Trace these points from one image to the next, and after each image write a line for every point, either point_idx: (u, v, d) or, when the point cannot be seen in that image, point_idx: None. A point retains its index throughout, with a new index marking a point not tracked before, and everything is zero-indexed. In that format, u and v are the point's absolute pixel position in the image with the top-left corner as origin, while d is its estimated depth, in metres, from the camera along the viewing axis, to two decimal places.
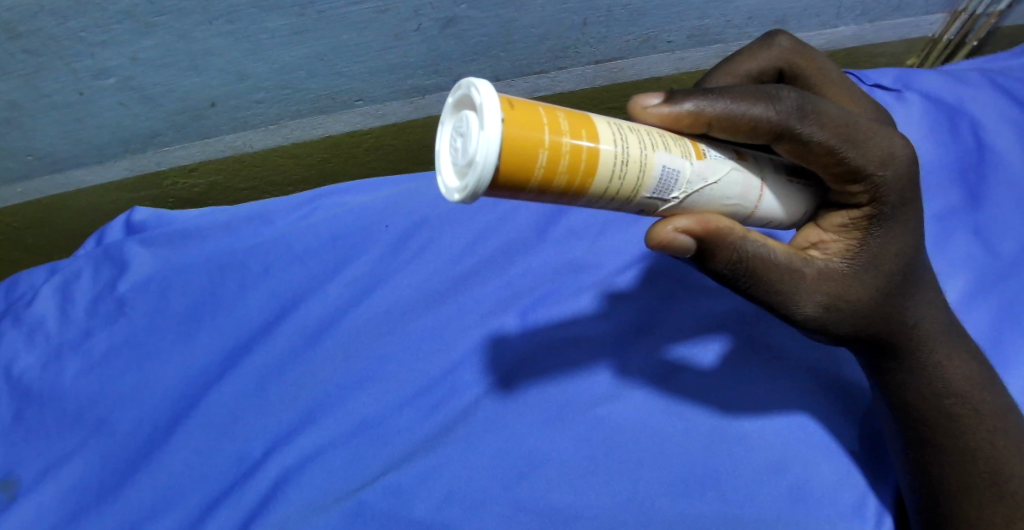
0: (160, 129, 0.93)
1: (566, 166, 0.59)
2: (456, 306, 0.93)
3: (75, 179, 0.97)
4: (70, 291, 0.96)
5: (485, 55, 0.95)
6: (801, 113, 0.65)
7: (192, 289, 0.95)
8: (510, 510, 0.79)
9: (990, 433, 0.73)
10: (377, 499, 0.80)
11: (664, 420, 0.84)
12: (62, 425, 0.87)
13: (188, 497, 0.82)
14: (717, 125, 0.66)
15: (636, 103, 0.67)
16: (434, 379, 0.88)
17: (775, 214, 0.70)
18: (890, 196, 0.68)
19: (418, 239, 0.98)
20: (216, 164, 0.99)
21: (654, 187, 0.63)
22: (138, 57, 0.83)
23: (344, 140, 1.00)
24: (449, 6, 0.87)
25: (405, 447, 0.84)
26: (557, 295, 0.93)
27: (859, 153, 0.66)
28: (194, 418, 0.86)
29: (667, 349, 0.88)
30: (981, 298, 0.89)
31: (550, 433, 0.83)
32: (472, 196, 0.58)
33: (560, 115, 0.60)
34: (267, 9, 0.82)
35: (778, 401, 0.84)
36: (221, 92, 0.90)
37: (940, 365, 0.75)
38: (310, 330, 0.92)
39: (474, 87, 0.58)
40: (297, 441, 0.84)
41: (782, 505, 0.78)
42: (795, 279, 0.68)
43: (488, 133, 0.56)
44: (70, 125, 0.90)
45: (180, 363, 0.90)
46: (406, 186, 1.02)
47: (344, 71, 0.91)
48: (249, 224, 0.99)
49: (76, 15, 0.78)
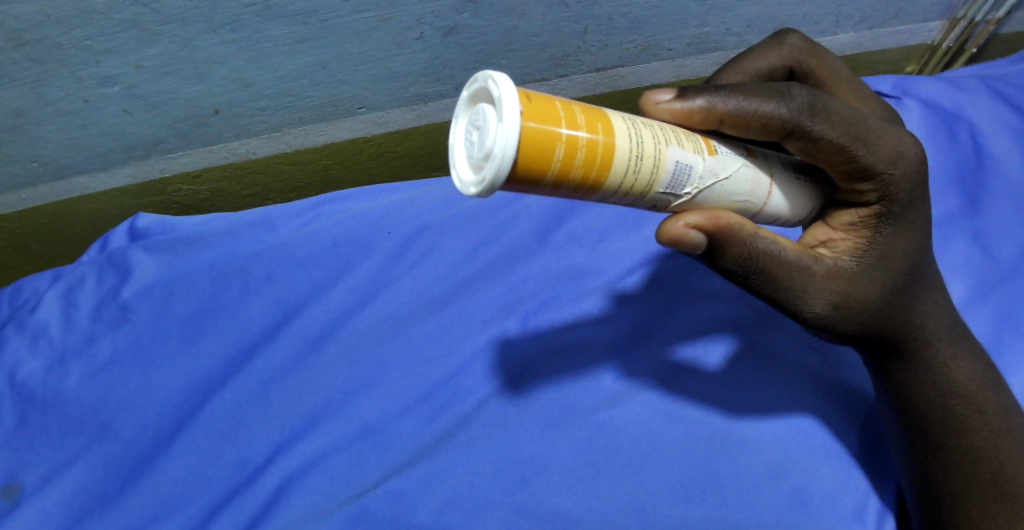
0: (164, 136, 0.94)
1: (582, 160, 0.59)
2: (457, 312, 0.93)
3: (79, 186, 0.98)
4: (74, 297, 0.96)
5: (487, 63, 0.95)
6: (813, 111, 0.66)
7: (194, 295, 0.96)
8: (510, 514, 0.79)
9: (993, 434, 0.73)
10: (378, 504, 0.80)
11: (665, 424, 0.84)
12: (64, 430, 0.88)
13: (189, 503, 0.83)
14: (728, 121, 0.66)
15: (648, 99, 0.68)
16: (435, 384, 0.88)
17: (783, 212, 0.70)
18: (899, 196, 0.68)
19: (420, 245, 0.98)
20: (218, 171, 1.00)
21: (667, 183, 0.63)
22: (142, 65, 0.84)
23: (346, 147, 1.01)
24: (451, 14, 0.88)
25: (406, 453, 0.84)
26: (558, 300, 0.93)
27: (869, 151, 0.66)
28: (197, 422, 0.87)
29: (669, 352, 0.89)
30: (982, 302, 0.90)
31: (551, 438, 0.84)
32: (489, 189, 0.58)
33: (576, 109, 0.60)
34: (269, 18, 0.83)
35: (779, 405, 0.84)
36: (224, 100, 0.91)
37: (945, 365, 0.75)
38: (312, 337, 0.92)
39: (492, 80, 0.59)
40: (299, 447, 0.85)
41: (783, 510, 0.78)
42: (805, 277, 0.68)
43: (507, 125, 0.57)
44: (75, 132, 0.90)
45: (182, 370, 0.91)
46: (407, 193, 1.03)
47: (347, 79, 0.92)
48: (251, 231, 1.00)
49: (82, 23, 0.79)
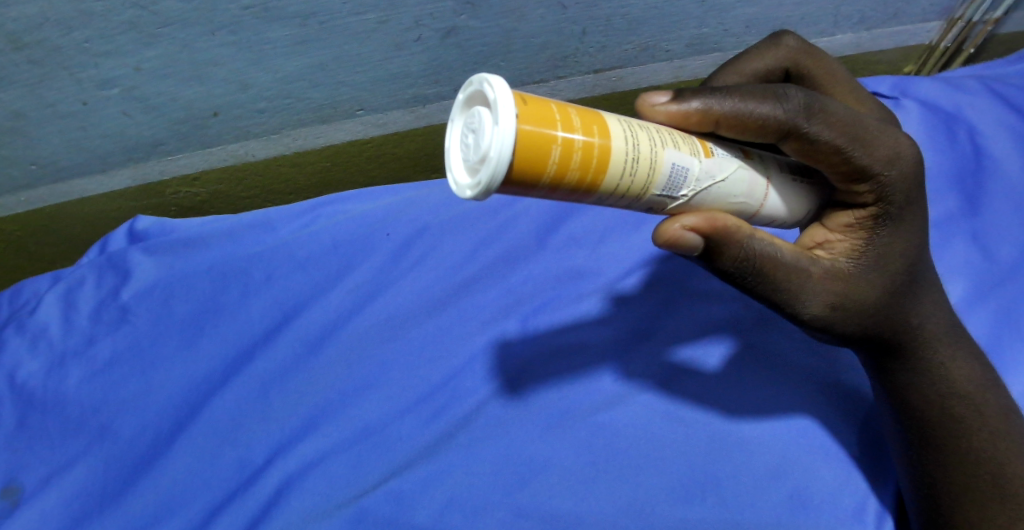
0: (163, 138, 0.94)
1: (578, 162, 0.59)
2: (457, 313, 0.93)
3: (79, 188, 0.98)
4: (73, 298, 0.97)
5: (486, 64, 0.95)
6: (809, 113, 0.66)
7: (193, 297, 0.96)
8: (510, 516, 0.79)
9: (992, 435, 0.73)
10: (377, 505, 0.80)
11: (664, 426, 0.84)
12: (64, 432, 0.88)
13: (189, 505, 0.83)
14: (725, 123, 0.66)
15: (645, 100, 0.68)
16: (435, 386, 0.89)
17: (780, 213, 0.70)
18: (896, 197, 0.68)
19: (419, 246, 0.99)
20: (218, 173, 1.00)
21: (663, 184, 0.63)
22: (141, 68, 0.84)
23: (345, 149, 1.01)
24: (450, 16, 0.88)
25: (406, 454, 0.84)
26: (557, 301, 0.93)
27: (866, 152, 0.66)
28: (197, 423, 0.87)
29: (669, 353, 0.89)
30: (981, 303, 0.90)
31: (551, 440, 0.84)
32: (485, 191, 0.58)
33: (572, 112, 0.60)
34: (268, 20, 0.83)
35: (779, 406, 0.84)
36: (223, 102, 0.91)
37: (943, 366, 0.75)
38: (312, 338, 0.92)
39: (487, 83, 0.59)
40: (298, 448, 0.85)
41: (782, 511, 0.78)
42: (802, 278, 0.68)
43: (503, 127, 0.57)
44: (74, 134, 0.91)
45: (182, 371, 0.91)
46: (406, 194, 1.03)
47: (346, 80, 0.92)
48: (250, 232, 1.00)
49: (81, 26, 0.79)
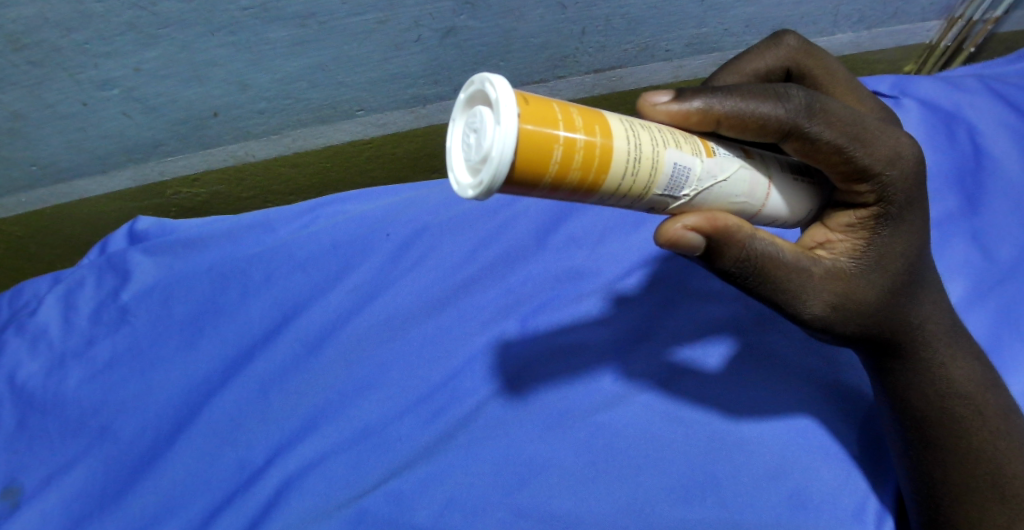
0: (163, 138, 0.94)
1: (580, 162, 0.59)
2: (456, 313, 0.93)
3: (79, 189, 0.98)
4: (73, 299, 0.97)
5: (485, 64, 0.95)
6: (810, 112, 0.66)
7: (193, 297, 0.96)
8: (510, 516, 0.79)
9: (992, 435, 0.73)
10: (378, 506, 0.80)
11: (664, 426, 0.84)
12: (64, 433, 0.88)
13: (189, 505, 0.83)
14: (726, 123, 0.66)
15: (645, 100, 0.68)
16: (434, 386, 0.89)
17: (781, 213, 0.70)
18: (897, 196, 0.68)
19: (419, 246, 0.99)
20: (218, 174, 1.00)
21: (665, 184, 0.63)
22: (141, 68, 0.84)
23: (345, 149, 1.01)
24: (449, 16, 0.88)
25: (406, 454, 0.84)
26: (557, 301, 0.93)
27: (867, 152, 0.66)
28: (197, 424, 0.87)
29: (669, 353, 0.89)
30: (981, 302, 0.90)
31: (550, 440, 0.84)
32: (487, 191, 0.58)
33: (573, 111, 0.60)
34: (268, 20, 0.83)
35: (779, 405, 0.84)
36: (223, 102, 0.91)
37: (944, 366, 0.75)
38: (312, 338, 0.92)
39: (489, 82, 0.59)
40: (298, 449, 0.85)
41: (782, 511, 0.78)
42: (803, 278, 0.68)
43: (504, 127, 0.57)
44: (74, 135, 0.91)
45: (181, 371, 0.91)
46: (406, 194, 1.03)
47: (346, 81, 0.92)
48: (250, 233, 1.00)
49: (80, 27, 0.79)
